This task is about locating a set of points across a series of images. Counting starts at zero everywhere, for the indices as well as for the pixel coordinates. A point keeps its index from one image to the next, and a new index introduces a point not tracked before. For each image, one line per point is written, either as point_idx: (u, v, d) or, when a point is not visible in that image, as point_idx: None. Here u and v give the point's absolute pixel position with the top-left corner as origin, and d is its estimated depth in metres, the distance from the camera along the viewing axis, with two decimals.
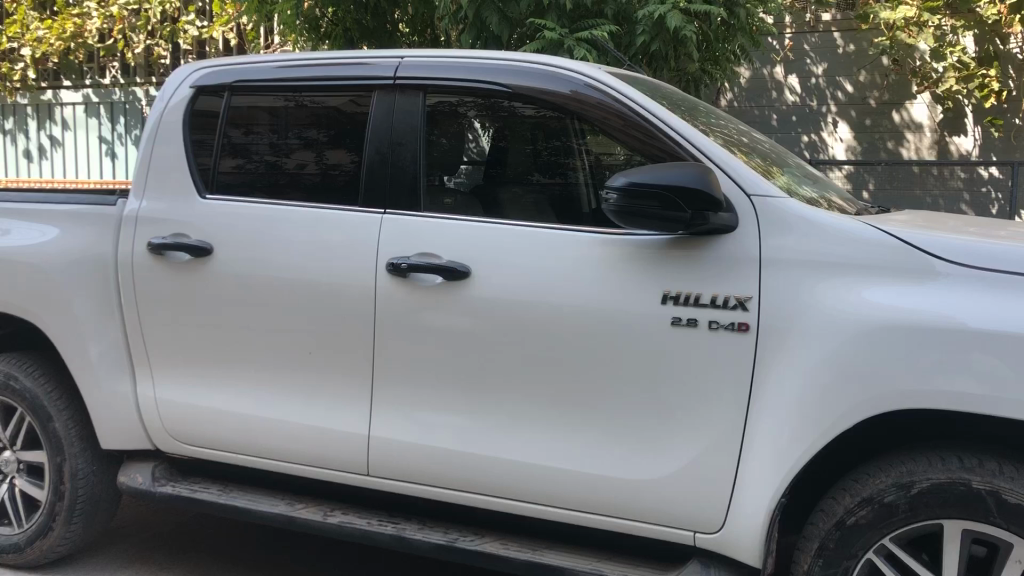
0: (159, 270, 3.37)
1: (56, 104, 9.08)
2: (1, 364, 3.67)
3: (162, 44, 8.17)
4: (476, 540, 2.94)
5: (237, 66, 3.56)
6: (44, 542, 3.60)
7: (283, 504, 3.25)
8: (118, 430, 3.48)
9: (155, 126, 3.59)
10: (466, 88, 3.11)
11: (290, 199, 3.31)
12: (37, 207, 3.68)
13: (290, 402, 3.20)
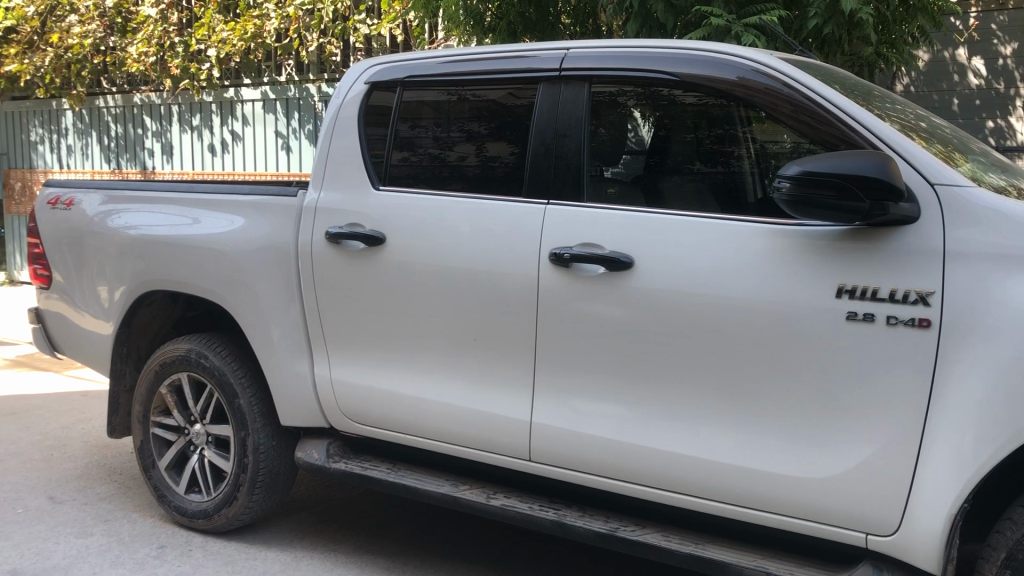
0: (335, 257, 3.55)
1: (237, 100, 9.24)
2: (194, 344, 3.97)
3: (334, 39, 8.25)
4: (637, 531, 2.94)
5: (407, 62, 3.69)
6: (229, 510, 3.86)
7: (448, 485, 3.36)
8: (297, 408, 3.70)
9: (334, 120, 3.79)
10: (630, 77, 3.10)
11: (453, 190, 3.41)
12: (225, 198, 3.94)
13: (456, 387, 3.30)
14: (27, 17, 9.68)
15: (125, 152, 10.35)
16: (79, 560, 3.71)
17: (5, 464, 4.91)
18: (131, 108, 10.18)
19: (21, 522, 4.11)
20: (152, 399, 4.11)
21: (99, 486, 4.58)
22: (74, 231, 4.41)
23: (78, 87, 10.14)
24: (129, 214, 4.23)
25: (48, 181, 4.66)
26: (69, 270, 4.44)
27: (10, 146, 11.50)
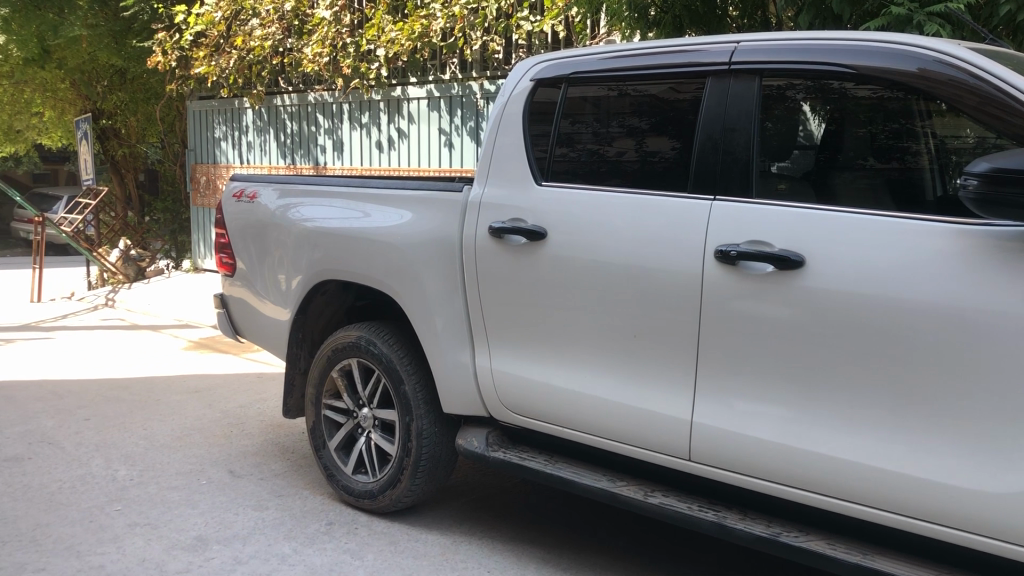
0: (497, 251, 3.62)
1: (404, 99, 9.56)
2: (364, 332, 4.16)
3: (498, 37, 8.35)
4: (800, 537, 2.86)
5: (572, 58, 3.70)
6: (393, 492, 4.01)
7: (605, 480, 3.38)
8: (459, 396, 3.81)
9: (499, 117, 3.87)
10: (800, 70, 3.00)
11: (613, 186, 3.42)
12: (392, 192, 4.09)
13: (615, 381, 3.31)
14: (215, 21, 10.32)
15: (300, 149, 10.90)
16: (256, 532, 3.96)
17: (191, 438, 5.30)
18: (306, 107, 10.71)
19: (205, 493, 4.42)
20: (324, 383, 4.33)
21: (273, 463, 4.87)
22: (257, 223, 4.69)
23: (258, 87, 10.70)
24: (305, 207, 4.47)
25: (233, 176, 4.98)
26: (252, 260, 4.74)
27: (196, 142, 12.30)
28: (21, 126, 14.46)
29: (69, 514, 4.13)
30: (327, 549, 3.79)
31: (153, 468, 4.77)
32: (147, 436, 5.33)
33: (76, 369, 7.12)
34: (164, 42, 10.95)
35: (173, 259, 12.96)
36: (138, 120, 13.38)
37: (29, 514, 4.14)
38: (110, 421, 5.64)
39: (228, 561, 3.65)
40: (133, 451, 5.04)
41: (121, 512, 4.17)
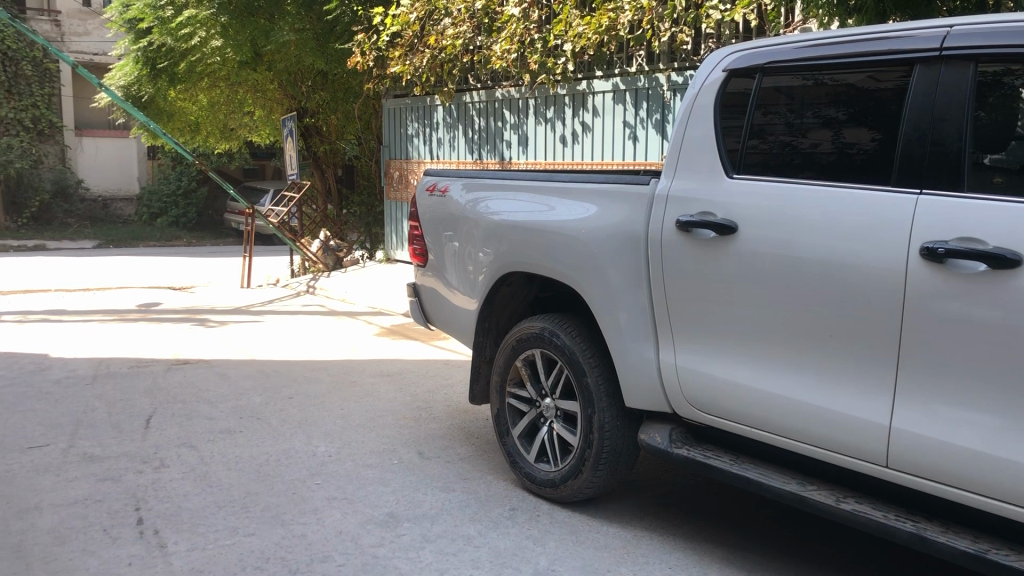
0: (684, 245, 3.58)
1: (589, 93, 9.62)
2: (548, 323, 4.23)
3: (687, 27, 8.20)
4: (1011, 556, 2.66)
5: (768, 47, 3.58)
6: (575, 482, 4.06)
7: (794, 483, 3.27)
8: (643, 391, 3.80)
9: (690, 109, 3.81)
10: (1019, 54, 2.78)
11: (807, 179, 3.31)
12: (578, 185, 4.13)
13: (805, 382, 3.20)
14: (410, 22, 10.66)
15: (487, 144, 11.18)
16: (443, 512, 4.12)
17: (383, 419, 5.58)
18: (494, 103, 10.97)
19: (396, 472, 4.64)
20: (509, 370, 4.44)
21: (459, 446, 5.05)
22: (449, 215, 4.86)
23: (449, 84, 11.04)
24: (493, 201, 4.59)
25: (427, 170, 5.17)
26: (443, 252, 4.91)
27: (391, 139, 12.85)
28: (235, 125, 15.61)
29: (275, 485, 4.45)
30: (510, 534, 3.89)
31: (349, 445, 5.06)
32: (344, 416, 5.65)
33: (280, 351, 7.65)
34: (364, 43, 11.41)
35: (367, 249, 13.94)
36: (337, 118, 14.10)
37: (240, 483, 4.49)
38: (311, 400, 6.03)
39: (417, 539, 3.83)
40: (331, 430, 5.37)
41: (321, 485, 4.45)
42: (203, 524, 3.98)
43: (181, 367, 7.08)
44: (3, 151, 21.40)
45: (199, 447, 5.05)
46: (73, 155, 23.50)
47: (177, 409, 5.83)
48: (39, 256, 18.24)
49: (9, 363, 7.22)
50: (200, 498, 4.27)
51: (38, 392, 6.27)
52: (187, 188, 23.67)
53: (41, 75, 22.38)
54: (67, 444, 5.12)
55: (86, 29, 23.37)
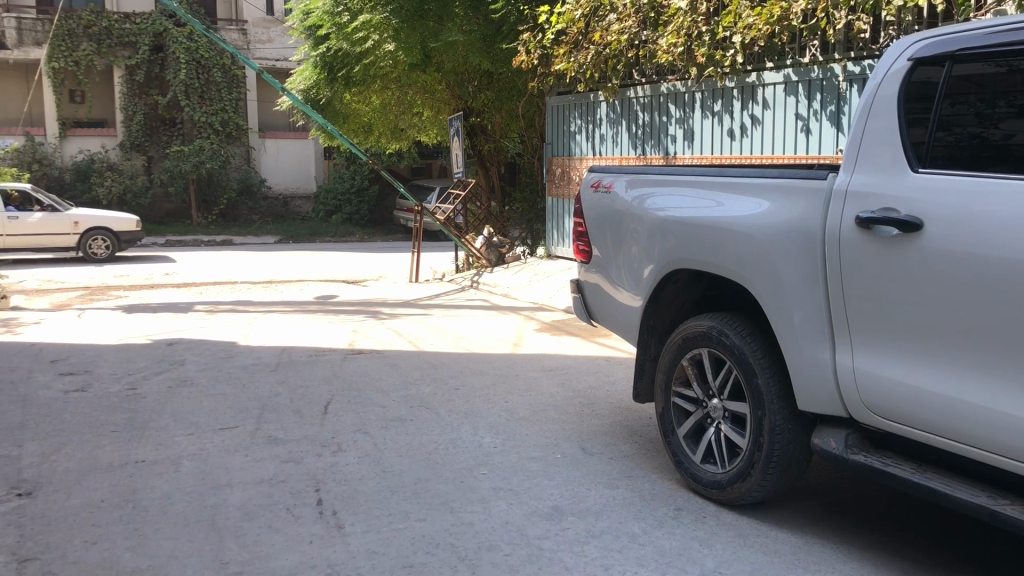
0: (863, 243, 3.43)
1: (759, 85, 9.40)
2: (717, 323, 4.15)
3: (864, 14, 7.84)
4: None
5: (958, 32, 3.37)
6: (743, 485, 3.96)
7: (983, 496, 3.08)
8: (817, 394, 3.67)
9: (871, 100, 3.65)
10: None
11: (999, 172, 3.11)
12: (749, 180, 4.03)
13: (996, 389, 3.00)
14: (574, 19, 10.67)
15: (651, 139, 11.07)
16: (608, 508, 4.12)
17: (546, 413, 5.64)
18: (658, 97, 10.86)
19: (560, 466, 4.69)
20: (675, 370, 4.39)
21: (623, 443, 5.04)
22: (614, 212, 4.84)
23: (613, 80, 10.99)
24: (660, 197, 4.54)
25: (592, 167, 5.17)
26: (608, 249, 4.91)
27: (554, 136, 12.93)
28: (405, 125, 16.16)
29: (443, 473, 4.60)
30: (676, 534, 3.85)
31: (514, 438, 5.16)
32: (508, 409, 5.76)
33: (446, 344, 7.88)
34: (528, 42, 11.50)
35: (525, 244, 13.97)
36: (502, 117, 14.25)
37: (411, 469, 4.66)
38: (476, 392, 6.18)
39: (582, 533, 3.86)
40: (496, 421, 5.49)
41: (487, 475, 4.55)
42: (377, 507, 4.16)
43: (355, 356, 7.42)
44: (196, 152, 23.06)
45: (373, 433, 5.28)
46: (257, 155, 25.01)
47: (352, 397, 6.11)
48: (226, 250, 19.55)
49: (203, 349, 7.80)
50: (375, 483, 4.47)
51: (228, 377, 6.74)
52: (360, 187, 24.77)
53: (230, 81, 23.93)
54: (254, 426, 5.47)
55: (269, 36, 24.80)
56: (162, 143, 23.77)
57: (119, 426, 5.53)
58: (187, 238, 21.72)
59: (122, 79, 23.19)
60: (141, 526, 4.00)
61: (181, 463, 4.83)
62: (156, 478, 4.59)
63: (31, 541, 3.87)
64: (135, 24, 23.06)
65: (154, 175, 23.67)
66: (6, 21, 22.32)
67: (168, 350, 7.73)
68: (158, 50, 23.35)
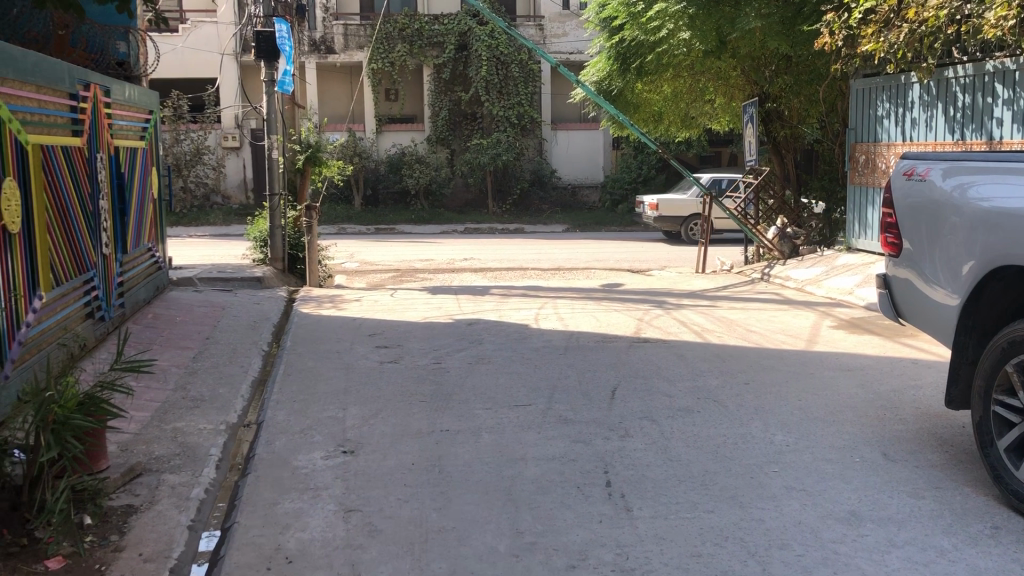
0: None
1: None
2: None
3: None
4: None
5: None
6: None
7: None
8: None
9: None
10: None
11: None
12: None
13: None
14: None
15: (972, 123, 10.11)
16: (913, 519, 3.86)
17: (844, 415, 5.36)
18: (983, 77, 9.90)
19: (860, 470, 4.45)
20: (998, 376, 4.00)
21: (930, 452, 4.67)
22: (930, 203, 4.47)
23: (928, 60, 10.06)
24: (984, 186, 4.14)
25: (905, 154, 4.81)
26: (921, 242, 4.57)
27: (858, 121, 12.18)
28: (695, 113, 15.95)
29: (732, 467, 4.53)
30: (993, 554, 3.52)
31: (807, 437, 4.96)
32: (802, 407, 5.55)
33: (735, 337, 7.72)
34: (832, 23, 10.63)
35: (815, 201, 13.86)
36: (801, 102, 13.64)
37: (698, 460, 4.64)
38: (766, 388, 6.01)
39: (883, 542, 3.64)
40: (789, 419, 5.31)
41: (779, 473, 4.43)
42: (665, 494, 4.20)
43: (642, 345, 7.49)
44: (493, 145, 24.16)
45: (659, 421, 5.31)
46: (550, 147, 25.89)
47: (638, 384, 6.19)
48: (518, 238, 20.43)
49: (498, 330, 8.25)
50: (662, 470, 4.50)
51: (521, 358, 7.07)
52: (647, 176, 24.89)
53: (526, 76, 24.96)
54: (546, 405, 5.71)
55: (564, 30, 25.50)
56: (463, 137, 25.32)
57: (426, 396, 6.01)
58: (484, 226, 22.96)
59: (431, 77, 24.97)
60: (446, 489, 4.33)
61: (480, 435, 5.15)
62: (459, 447, 4.94)
63: (355, 494, 4.33)
64: (443, 25, 24.70)
65: (456, 166, 25.27)
66: (335, 28, 24.85)
67: (468, 330, 8.26)
68: (463, 48, 24.86)
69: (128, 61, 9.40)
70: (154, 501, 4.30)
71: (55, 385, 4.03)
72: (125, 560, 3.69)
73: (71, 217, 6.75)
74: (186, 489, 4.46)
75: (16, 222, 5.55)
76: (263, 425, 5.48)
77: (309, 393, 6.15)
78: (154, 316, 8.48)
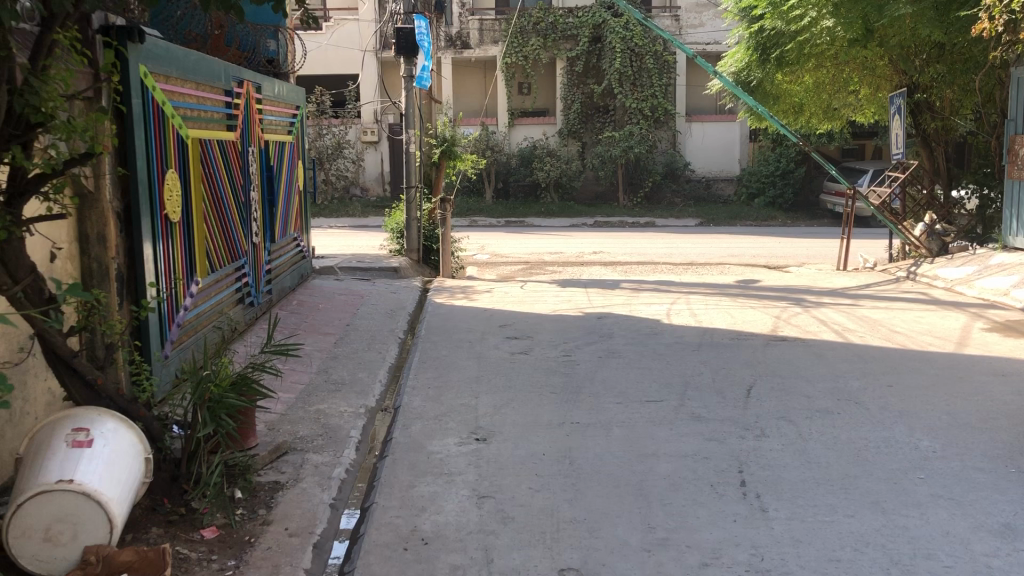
0: None
1: None
2: None
3: None
4: None
5: None
6: None
7: None
8: None
9: None
10: None
11: None
12: None
13: None
14: None
15: None
16: None
17: (997, 423, 5.07)
18: None
19: (1015, 482, 4.20)
20: None
21: None
22: None
23: None
24: None
25: None
26: None
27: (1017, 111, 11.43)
28: (839, 104, 15.24)
29: (875, 471, 4.37)
30: None
31: (956, 445, 4.72)
32: (951, 413, 5.28)
33: (879, 338, 7.40)
34: (992, 6, 9.84)
35: (974, 190, 13.22)
36: (954, 92, 12.83)
37: (838, 463, 4.50)
38: (912, 391, 5.74)
39: None
40: (938, 425, 5.06)
41: (925, 481, 4.23)
42: (802, 496, 4.09)
43: (779, 343, 7.30)
44: (625, 138, 23.92)
45: (797, 422, 5.17)
46: (683, 139, 25.43)
47: (775, 383, 6.04)
48: (650, 232, 20.18)
49: (630, 324, 8.20)
50: (800, 472, 4.39)
51: (653, 353, 7.02)
52: (786, 169, 23.93)
53: (661, 67, 24.62)
54: (679, 402, 5.65)
55: (701, 20, 25.01)
56: (595, 130, 25.23)
57: (557, 388, 6.05)
58: (614, 220, 22.82)
59: (564, 70, 25.02)
60: (578, 481, 4.36)
61: (611, 429, 5.15)
62: (590, 440, 4.96)
63: (488, 481, 4.41)
64: (577, 18, 24.66)
65: (587, 159, 25.21)
66: (471, 23, 25.21)
67: (599, 324, 8.25)
68: (597, 41, 24.77)
69: (277, 59, 9.83)
70: (299, 479, 4.51)
71: (211, 364, 4.29)
72: (273, 534, 3.89)
73: (225, 208, 7.14)
74: (328, 469, 4.66)
75: (178, 211, 5.91)
76: (400, 410, 5.66)
77: (443, 380, 6.31)
78: (298, 302, 8.87)
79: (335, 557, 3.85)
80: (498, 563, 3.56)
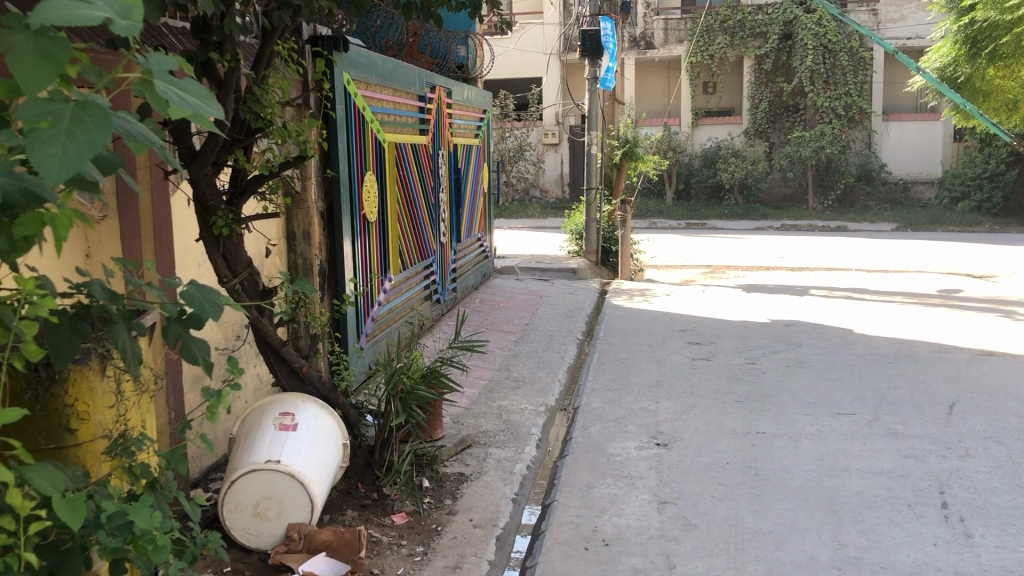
0: None
1: None
2: None
3: None
4: None
5: None
6: None
7: None
8: None
9: None
10: None
11: None
12: None
13: None
14: None
15: None
16: None
17: None
18: None
19: None
20: None
21: None
22: None
23: None
24: None
25: None
26: None
27: None
28: None
29: None
30: None
31: None
32: None
33: None
34: None
35: None
36: None
37: None
38: None
39: None
40: None
41: None
42: (1013, 524, 3.79)
43: (986, 358, 6.78)
44: (817, 138, 23.20)
45: (1007, 443, 4.80)
46: (880, 139, 24.11)
47: (981, 401, 5.62)
48: (841, 236, 19.30)
49: (819, 333, 7.87)
50: (1011, 497, 4.06)
51: (844, 364, 6.70)
52: (995, 171, 22.12)
53: (856, 64, 23.47)
54: (873, 416, 5.37)
55: (901, 14, 23.62)
56: (784, 130, 24.29)
57: (741, 397, 5.90)
58: (802, 223, 21.94)
59: (752, 69, 24.40)
60: (763, 493, 4.24)
61: (799, 441, 4.97)
62: (776, 451, 4.81)
63: (669, 487, 4.37)
64: (767, 15, 23.87)
65: (774, 160, 24.31)
66: (656, 23, 24.97)
67: (785, 331, 7.97)
68: (788, 37, 23.83)
69: (467, 64, 10.11)
70: (483, 472, 4.63)
71: (404, 357, 4.48)
72: (458, 524, 4.02)
73: (416, 208, 7.44)
74: (511, 464, 4.77)
75: (374, 211, 6.21)
76: (579, 410, 5.70)
77: (622, 383, 6.29)
78: (482, 301, 9.11)
79: (517, 551, 3.93)
80: (681, 569, 3.53)
